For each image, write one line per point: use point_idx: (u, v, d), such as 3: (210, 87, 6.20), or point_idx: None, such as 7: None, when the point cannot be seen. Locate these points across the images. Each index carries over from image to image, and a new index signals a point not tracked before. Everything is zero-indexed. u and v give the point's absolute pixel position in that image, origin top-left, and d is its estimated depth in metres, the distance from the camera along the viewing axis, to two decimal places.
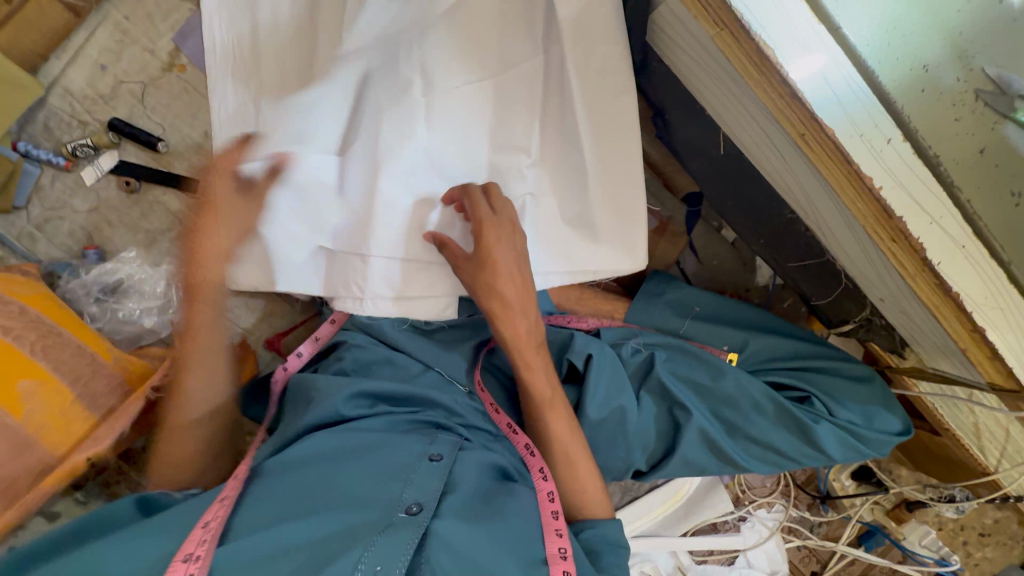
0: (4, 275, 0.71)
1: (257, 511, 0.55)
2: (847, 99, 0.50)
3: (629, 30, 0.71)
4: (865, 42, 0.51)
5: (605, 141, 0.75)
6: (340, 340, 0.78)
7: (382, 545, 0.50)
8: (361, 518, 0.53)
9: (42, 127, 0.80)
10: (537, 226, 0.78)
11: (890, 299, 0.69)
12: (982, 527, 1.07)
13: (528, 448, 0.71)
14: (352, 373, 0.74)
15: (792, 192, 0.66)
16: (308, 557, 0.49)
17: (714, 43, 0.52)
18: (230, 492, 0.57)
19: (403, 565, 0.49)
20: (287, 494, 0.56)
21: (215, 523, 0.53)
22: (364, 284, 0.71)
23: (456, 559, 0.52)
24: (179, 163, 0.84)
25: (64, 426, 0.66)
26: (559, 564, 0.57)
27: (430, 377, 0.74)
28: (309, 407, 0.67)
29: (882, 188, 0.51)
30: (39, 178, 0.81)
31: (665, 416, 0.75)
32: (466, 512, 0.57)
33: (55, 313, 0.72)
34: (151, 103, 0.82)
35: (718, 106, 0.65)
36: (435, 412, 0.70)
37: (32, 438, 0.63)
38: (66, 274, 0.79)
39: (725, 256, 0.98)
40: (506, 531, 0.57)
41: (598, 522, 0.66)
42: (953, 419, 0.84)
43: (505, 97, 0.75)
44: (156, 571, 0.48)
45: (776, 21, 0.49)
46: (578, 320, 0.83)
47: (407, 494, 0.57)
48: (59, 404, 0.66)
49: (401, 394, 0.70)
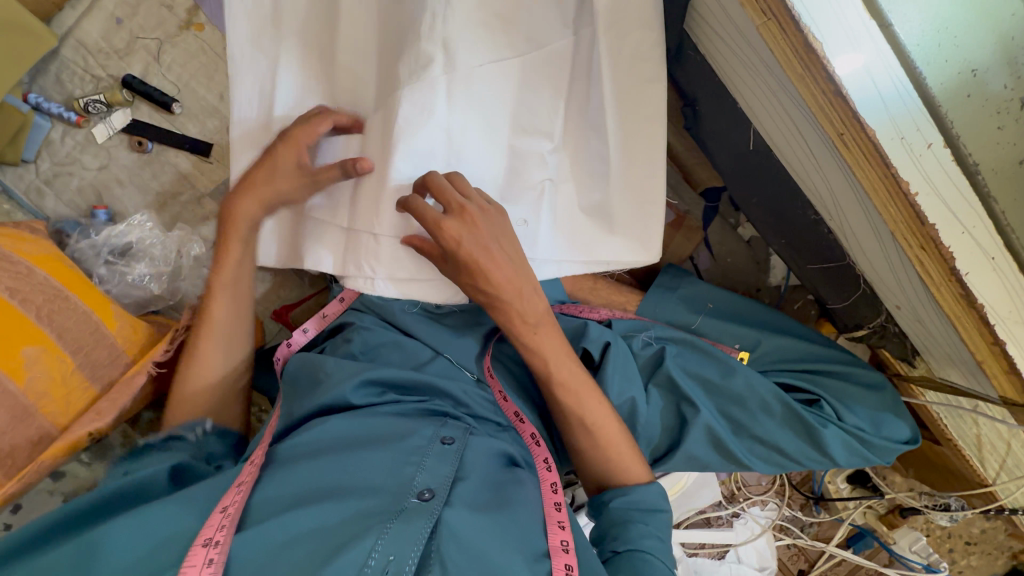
0: (14, 232, 0.70)
1: (272, 493, 0.55)
2: (891, 99, 0.49)
3: (666, 17, 0.69)
4: (916, 41, 0.49)
5: (631, 129, 0.73)
6: (347, 322, 0.76)
7: (394, 533, 0.50)
8: (373, 504, 0.53)
9: (54, 79, 0.78)
10: (555, 211, 0.76)
11: (907, 306, 0.69)
12: (970, 536, 1.08)
13: (533, 438, 0.70)
14: (360, 357, 0.72)
15: (821, 195, 0.65)
16: (321, 542, 0.49)
17: (758, 34, 0.51)
18: (247, 476, 0.57)
19: (414, 554, 0.49)
20: (301, 478, 0.56)
21: (233, 506, 0.53)
22: (372, 263, 0.69)
23: (465, 550, 0.51)
24: (193, 125, 0.82)
25: (63, 395, 0.67)
26: (561, 557, 0.56)
27: (440, 364, 0.73)
28: (318, 388, 0.67)
29: (919, 196, 0.50)
30: (50, 133, 0.79)
31: (672, 411, 0.75)
32: (476, 500, 0.57)
33: (63, 275, 0.71)
34: (166, 61, 0.80)
35: (753, 101, 0.63)
36: (443, 402, 0.69)
37: (32, 405, 0.65)
38: (75, 233, 0.78)
39: (739, 254, 0.97)
40: (514, 522, 0.56)
41: (629, 489, 0.66)
42: (957, 430, 0.84)
43: (531, 78, 0.72)
44: (170, 552, 0.49)
45: (825, 13, 0.47)
46: (590, 310, 0.82)
47: (419, 478, 0.56)
48: (61, 372, 0.67)
49: (410, 382, 0.69)
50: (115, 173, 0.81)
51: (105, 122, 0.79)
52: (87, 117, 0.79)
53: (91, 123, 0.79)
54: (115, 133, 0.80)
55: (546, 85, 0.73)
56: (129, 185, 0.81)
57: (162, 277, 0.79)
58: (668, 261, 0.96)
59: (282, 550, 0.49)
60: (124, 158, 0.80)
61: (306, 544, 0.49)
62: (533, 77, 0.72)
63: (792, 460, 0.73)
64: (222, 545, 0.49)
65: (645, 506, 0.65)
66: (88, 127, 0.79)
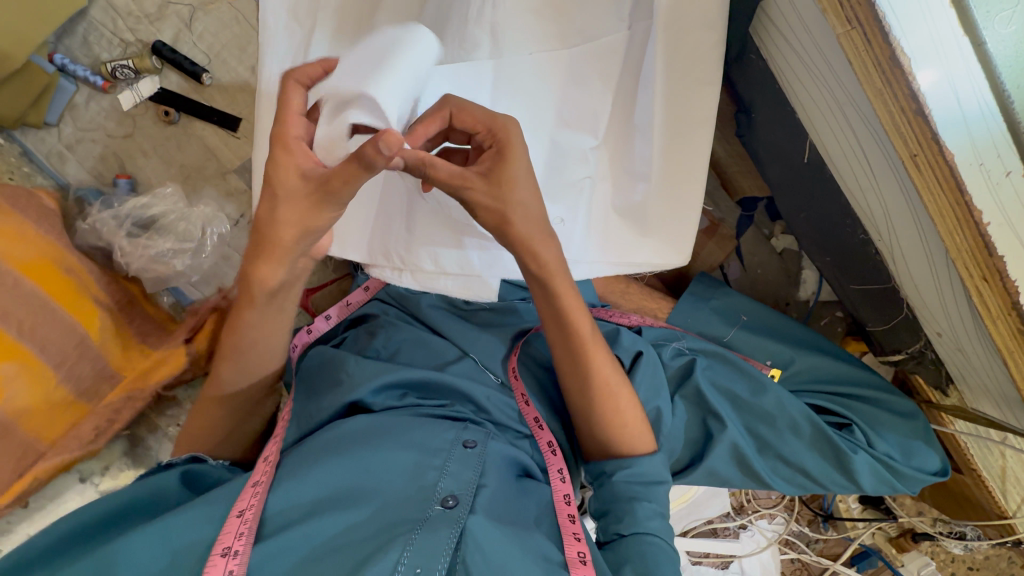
0: (9, 227, 0.65)
1: (292, 497, 0.54)
2: (973, 118, 0.46)
3: (729, 16, 0.66)
4: (1009, 57, 0.45)
5: (678, 131, 0.70)
6: (371, 312, 0.75)
7: (420, 544, 0.49)
8: (397, 514, 0.52)
9: (81, 40, 0.75)
10: (591, 212, 0.74)
11: (950, 334, 0.67)
12: (971, 561, 1.00)
13: (551, 447, 0.66)
14: (383, 353, 0.70)
15: (874, 215, 0.63)
16: (347, 556, 0.49)
17: (837, 43, 0.49)
18: (262, 477, 0.56)
19: (441, 567, 0.49)
20: (322, 482, 0.54)
21: (250, 512, 0.52)
22: (406, 256, 0.69)
23: (492, 563, 0.50)
24: (222, 98, 0.78)
25: (45, 410, 0.66)
26: (579, 569, 0.54)
27: (465, 365, 0.70)
28: (337, 389, 0.64)
29: (989, 225, 0.48)
30: (75, 96, 0.76)
31: (698, 424, 0.74)
32: (500, 510, 0.55)
33: (52, 283, 0.67)
34: (199, 29, 0.76)
35: (815, 112, 0.61)
36: (463, 407, 0.66)
37: (12, 422, 0.63)
38: (98, 203, 0.75)
39: (771, 267, 0.93)
40: (535, 536, 0.55)
41: (635, 460, 0.63)
42: (983, 460, 0.83)
43: (579, 71, 0.69)
44: (196, 562, 0.48)
45: (915, 21, 0.45)
46: (621, 315, 0.80)
47: (442, 483, 0.55)
48: (42, 389, 0.65)
49: (432, 385, 0.67)
50: (140, 142, 0.78)
51: (133, 89, 0.76)
52: (114, 82, 0.76)
53: (117, 89, 0.76)
54: (142, 101, 0.77)
55: (593, 77, 0.69)
56: (153, 155, 0.79)
57: (184, 254, 0.77)
58: (697, 268, 0.94)
59: (305, 567, 0.48)
60: (150, 127, 0.78)
61: (331, 556, 0.49)
62: (580, 68, 0.69)
63: (815, 481, 0.72)
64: (242, 555, 0.48)
65: (648, 479, 0.63)
66: (114, 93, 0.77)
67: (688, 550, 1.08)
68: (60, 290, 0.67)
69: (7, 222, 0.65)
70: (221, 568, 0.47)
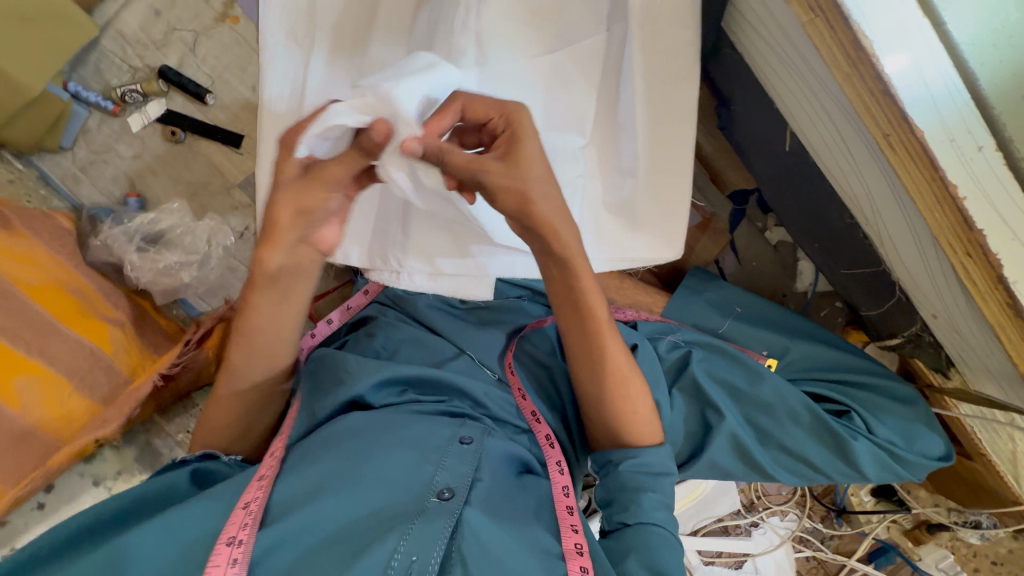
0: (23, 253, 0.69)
1: (295, 490, 0.55)
2: (942, 98, 0.48)
3: (705, 15, 0.68)
4: (969, 39, 0.48)
5: (661, 128, 0.72)
6: (369, 315, 0.77)
7: (418, 533, 0.51)
8: (397, 505, 0.53)
9: (93, 68, 0.80)
10: (582, 210, 0.76)
11: (944, 315, 0.67)
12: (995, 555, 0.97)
13: (549, 440, 0.67)
14: (382, 353, 0.72)
15: (859, 198, 0.64)
16: (348, 545, 0.50)
17: (804, 31, 0.51)
18: (266, 471, 0.58)
19: (438, 555, 0.50)
20: (324, 475, 0.56)
21: (254, 501, 0.54)
22: (402, 258, 0.71)
23: (489, 552, 0.51)
24: (224, 116, 0.82)
25: (64, 416, 0.68)
26: (576, 560, 0.55)
27: (463, 361, 0.71)
28: (338, 388, 0.66)
29: (965, 198, 0.49)
30: (87, 121, 0.81)
31: (696, 416, 0.74)
32: (496, 502, 0.56)
33: (61, 304, 0.70)
34: (201, 53, 0.80)
35: (792, 102, 0.62)
36: (462, 402, 0.68)
37: (32, 428, 0.65)
38: (109, 220, 0.79)
39: (765, 259, 0.95)
40: (528, 527, 0.56)
41: (640, 452, 0.63)
42: (992, 446, 0.81)
43: (562, 74, 0.72)
44: (200, 552, 0.50)
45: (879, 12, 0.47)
46: (616, 310, 0.82)
47: (439, 477, 0.56)
48: (58, 396, 0.67)
49: (430, 381, 0.68)
50: (149, 162, 0.82)
51: (141, 112, 0.80)
52: (123, 106, 0.80)
53: (126, 113, 0.81)
54: (149, 123, 0.81)
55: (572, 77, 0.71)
56: (162, 174, 0.83)
57: (192, 265, 0.80)
58: (693, 263, 0.95)
59: (308, 556, 0.50)
60: (157, 147, 0.82)
61: (331, 546, 0.50)
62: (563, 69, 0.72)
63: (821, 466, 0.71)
64: (246, 544, 0.50)
65: (655, 471, 0.63)
66: (124, 116, 0.81)
67: (700, 550, 1.07)
68: (67, 310, 0.70)
69: (19, 250, 0.69)
70: (226, 557, 0.49)
